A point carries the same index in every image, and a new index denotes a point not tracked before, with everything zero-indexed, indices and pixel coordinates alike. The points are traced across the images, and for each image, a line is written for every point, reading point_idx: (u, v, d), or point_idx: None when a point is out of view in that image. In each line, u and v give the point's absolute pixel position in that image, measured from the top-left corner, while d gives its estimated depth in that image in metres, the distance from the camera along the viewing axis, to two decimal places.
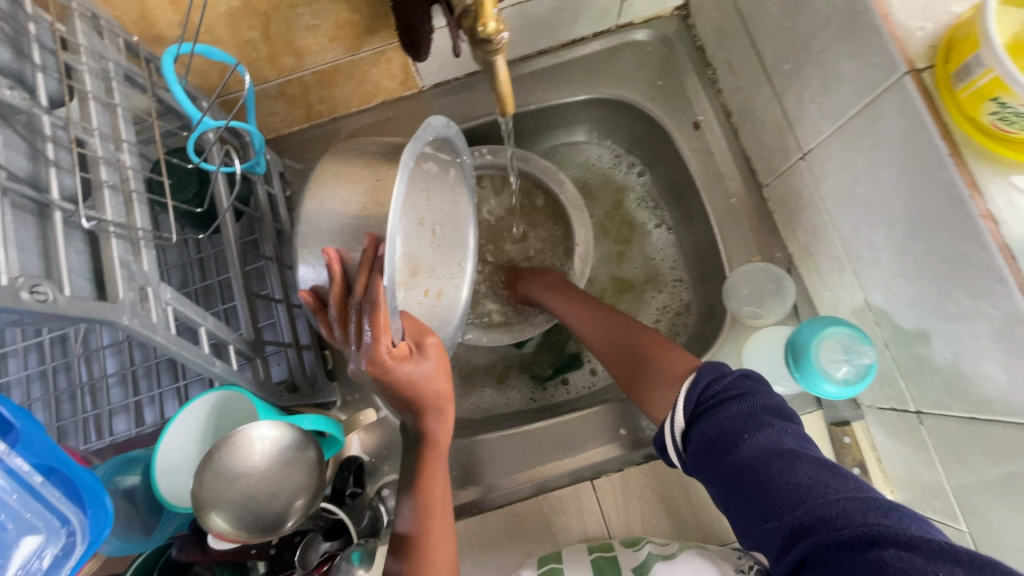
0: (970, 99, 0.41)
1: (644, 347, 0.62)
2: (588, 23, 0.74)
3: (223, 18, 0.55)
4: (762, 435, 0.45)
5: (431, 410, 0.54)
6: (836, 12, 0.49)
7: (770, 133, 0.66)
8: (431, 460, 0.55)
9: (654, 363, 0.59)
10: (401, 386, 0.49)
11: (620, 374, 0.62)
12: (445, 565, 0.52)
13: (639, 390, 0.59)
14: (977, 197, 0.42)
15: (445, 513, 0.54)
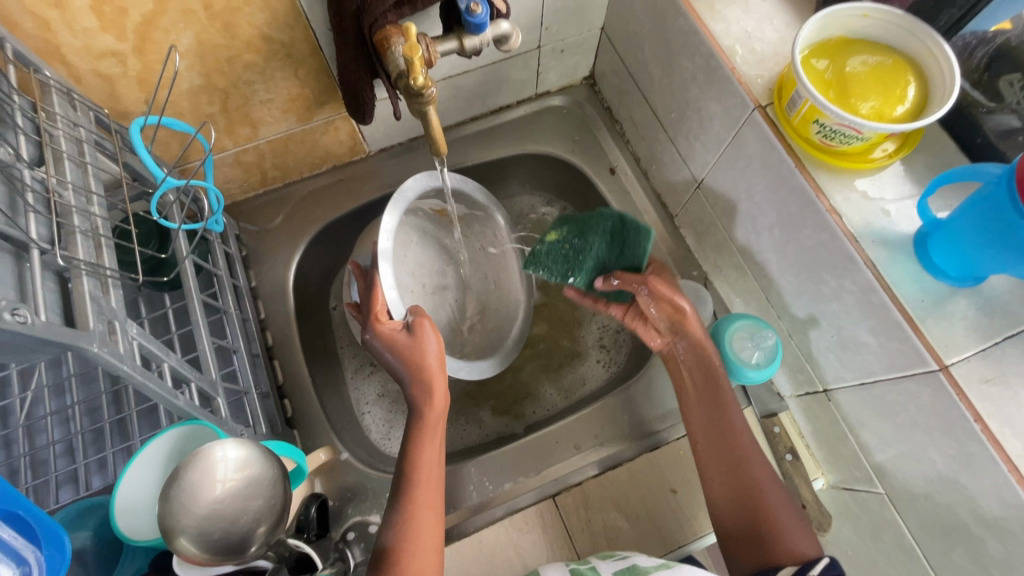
0: (801, 123, 0.53)
1: (753, 479, 0.58)
2: (511, 93, 0.87)
3: (186, 96, 0.62)
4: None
5: (424, 383, 0.62)
6: (699, 70, 0.63)
7: (670, 169, 0.78)
8: (424, 430, 0.61)
9: (772, 530, 0.54)
10: (402, 348, 0.62)
11: (717, 489, 0.59)
12: (427, 533, 0.55)
13: (756, 543, 0.55)
14: (820, 199, 0.52)
15: (433, 483, 0.59)
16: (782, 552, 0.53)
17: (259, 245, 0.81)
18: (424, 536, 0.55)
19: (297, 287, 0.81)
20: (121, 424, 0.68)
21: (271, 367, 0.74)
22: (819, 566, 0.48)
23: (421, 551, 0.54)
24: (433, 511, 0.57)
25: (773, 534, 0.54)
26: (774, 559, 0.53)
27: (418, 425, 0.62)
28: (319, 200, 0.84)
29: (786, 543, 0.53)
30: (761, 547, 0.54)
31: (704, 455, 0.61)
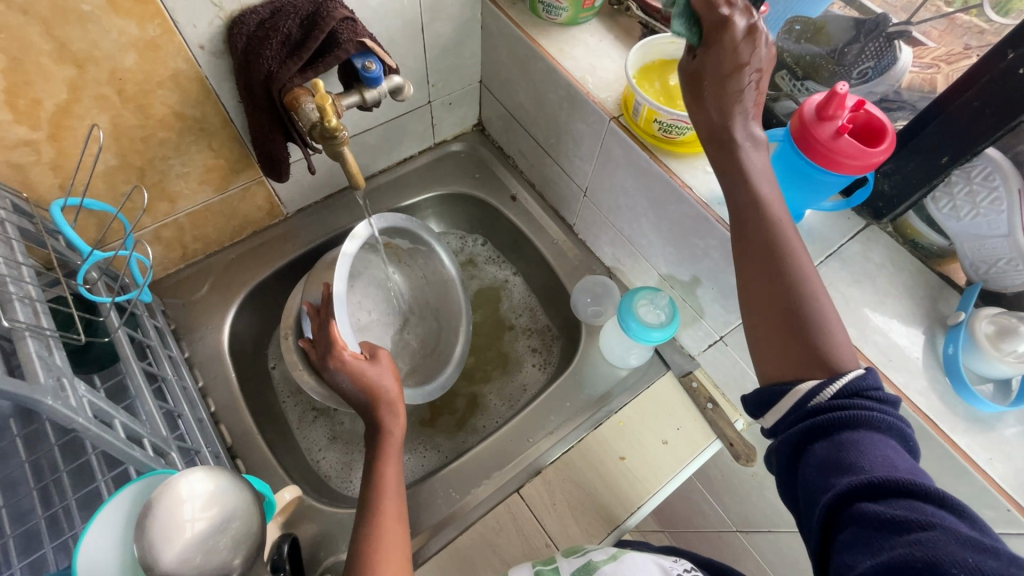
0: (646, 124, 0.67)
1: (805, 293, 0.50)
2: (411, 145, 0.97)
3: (101, 177, 0.65)
4: (866, 447, 0.42)
5: (385, 406, 0.66)
6: (563, 98, 0.77)
7: (560, 185, 0.91)
8: (387, 451, 0.65)
9: (822, 338, 0.48)
10: (365, 376, 0.67)
11: (762, 322, 0.51)
12: (394, 545, 0.58)
13: (795, 346, 0.49)
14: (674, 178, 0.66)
15: (396, 498, 0.62)
16: (825, 363, 0.47)
17: (186, 317, 0.81)
18: (390, 540, 0.58)
19: (232, 350, 0.82)
20: (55, 521, 0.63)
21: (217, 431, 0.74)
22: (842, 382, 0.45)
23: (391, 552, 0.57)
24: (398, 522, 0.60)
25: (825, 343, 0.48)
26: (821, 365, 0.47)
27: (382, 444, 0.65)
28: (242, 265, 0.87)
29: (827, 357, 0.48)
30: (810, 357, 0.48)
31: (751, 300, 0.52)
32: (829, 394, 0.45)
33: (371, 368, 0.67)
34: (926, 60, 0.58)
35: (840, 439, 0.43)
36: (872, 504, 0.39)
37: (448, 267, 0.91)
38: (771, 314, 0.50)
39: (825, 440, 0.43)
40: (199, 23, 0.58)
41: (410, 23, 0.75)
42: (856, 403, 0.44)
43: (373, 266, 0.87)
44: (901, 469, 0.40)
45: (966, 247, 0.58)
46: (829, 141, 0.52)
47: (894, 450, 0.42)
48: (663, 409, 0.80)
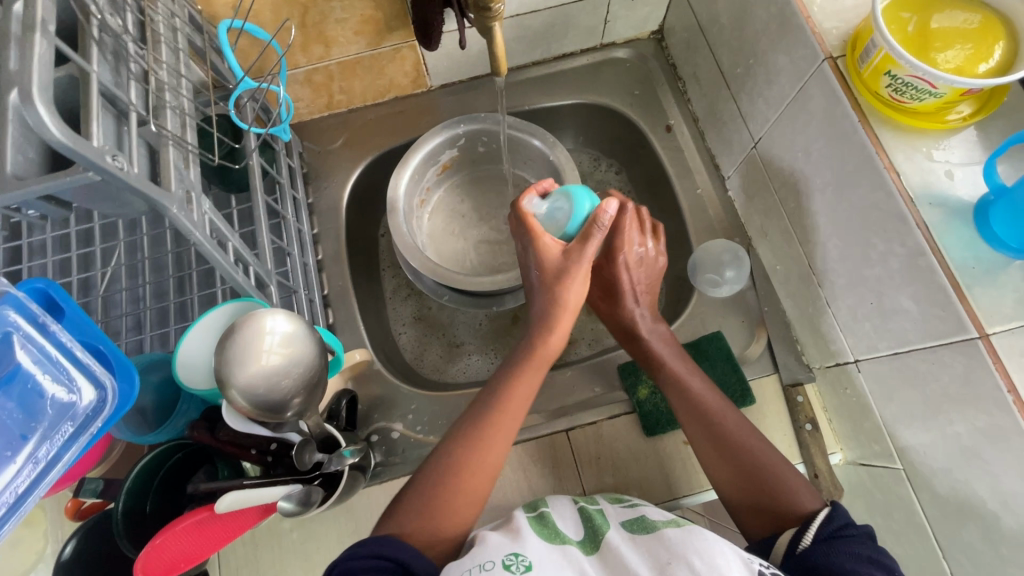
0: (872, 76, 0.51)
1: (744, 442, 0.60)
2: (575, 40, 0.87)
3: (269, 6, 0.66)
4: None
5: (561, 313, 0.62)
6: (773, 19, 0.61)
7: (728, 128, 0.77)
8: (537, 357, 0.62)
9: (776, 497, 0.56)
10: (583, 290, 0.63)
11: (741, 503, 0.58)
12: (465, 503, 0.55)
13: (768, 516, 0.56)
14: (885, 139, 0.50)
15: (515, 414, 0.60)
16: (789, 512, 0.55)
17: (319, 164, 0.85)
18: (460, 495, 0.55)
19: (349, 207, 0.85)
20: (181, 308, 0.75)
21: (318, 277, 0.79)
22: (814, 530, 0.51)
23: (456, 508, 0.54)
24: (482, 480, 0.56)
25: (786, 508, 0.55)
26: (788, 514, 0.55)
27: (536, 349, 0.62)
28: (377, 128, 0.88)
29: (792, 500, 0.56)
30: (779, 505, 0.56)
31: (712, 458, 0.61)
32: (804, 539, 0.51)
33: (561, 261, 0.62)
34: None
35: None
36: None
37: (535, 139, 0.80)
38: (741, 500, 0.58)
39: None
40: None
41: None
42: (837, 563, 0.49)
43: (478, 174, 0.89)
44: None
45: None
46: None
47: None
48: (752, 412, 0.71)
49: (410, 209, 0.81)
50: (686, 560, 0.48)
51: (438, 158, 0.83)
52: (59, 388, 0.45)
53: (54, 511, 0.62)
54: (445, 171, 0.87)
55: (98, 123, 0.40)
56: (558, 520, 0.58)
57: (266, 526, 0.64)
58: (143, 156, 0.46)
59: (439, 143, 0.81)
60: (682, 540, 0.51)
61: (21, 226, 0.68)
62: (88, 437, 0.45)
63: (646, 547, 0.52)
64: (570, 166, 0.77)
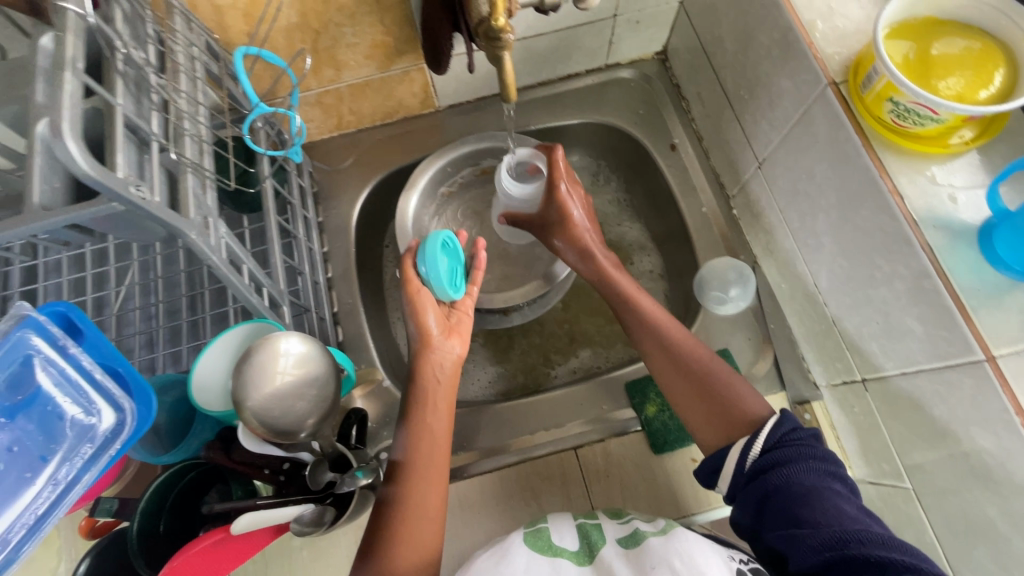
0: (875, 101, 0.52)
1: (685, 351, 0.65)
2: (580, 61, 0.88)
3: (283, 32, 0.68)
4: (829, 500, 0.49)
5: (431, 348, 0.62)
6: (776, 44, 0.62)
7: (733, 148, 0.78)
8: (429, 397, 0.60)
9: (728, 403, 0.60)
10: (415, 295, 0.63)
11: (694, 410, 0.62)
12: (417, 552, 0.54)
13: (724, 421, 0.60)
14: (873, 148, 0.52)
15: (438, 453, 0.59)
16: (739, 418, 0.59)
17: (329, 183, 0.87)
18: (407, 545, 0.53)
19: (358, 225, 0.86)
20: (194, 327, 0.75)
21: (328, 295, 0.80)
22: (766, 436, 0.55)
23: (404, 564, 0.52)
24: (431, 523, 0.55)
25: (730, 404, 0.60)
26: (739, 418, 0.59)
27: (422, 393, 0.61)
28: (386, 147, 0.89)
29: (739, 405, 0.60)
30: (728, 411, 0.60)
31: (660, 368, 0.66)
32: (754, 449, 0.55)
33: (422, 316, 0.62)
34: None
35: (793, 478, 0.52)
36: (833, 544, 0.46)
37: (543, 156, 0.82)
38: (701, 411, 0.61)
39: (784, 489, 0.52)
40: None
41: None
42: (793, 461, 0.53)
43: None
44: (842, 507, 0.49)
45: None
46: None
47: (831, 495, 0.50)
48: None
49: (431, 195, 0.87)
50: (668, 563, 0.50)
51: (479, 162, 0.87)
52: (78, 410, 0.46)
53: (68, 531, 0.62)
54: (484, 176, 0.90)
55: (121, 153, 0.41)
56: (555, 536, 0.58)
57: (277, 545, 0.65)
58: (162, 184, 0.47)
59: (478, 151, 0.85)
60: (666, 548, 0.52)
61: (37, 246, 0.69)
62: (107, 457, 0.45)
63: (637, 560, 0.53)
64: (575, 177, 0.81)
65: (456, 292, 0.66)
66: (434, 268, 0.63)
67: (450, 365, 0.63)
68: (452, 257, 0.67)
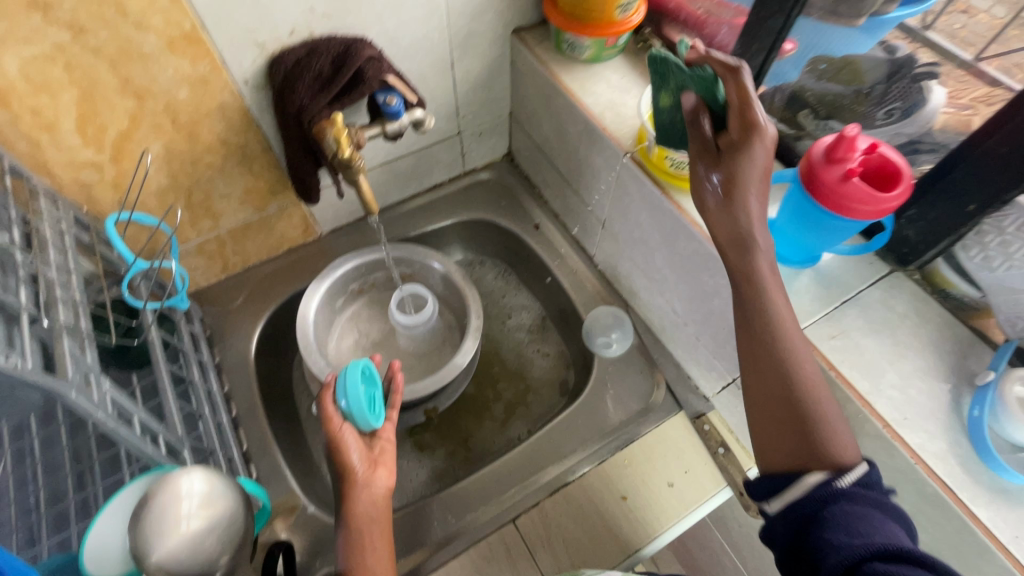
0: (659, 161, 0.67)
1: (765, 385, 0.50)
2: (440, 173, 1.01)
3: (154, 195, 0.73)
4: (882, 527, 0.41)
5: (357, 487, 0.61)
6: (582, 134, 0.78)
7: (581, 216, 0.92)
8: (365, 536, 0.58)
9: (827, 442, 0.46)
10: (337, 432, 0.62)
11: (765, 429, 0.49)
12: None
13: (804, 441, 0.47)
14: (732, 123, 0.52)
15: None
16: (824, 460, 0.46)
17: (222, 324, 0.88)
18: None
19: (258, 358, 0.87)
20: (84, 505, 0.69)
21: (235, 434, 0.78)
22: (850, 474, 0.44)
23: None
24: None
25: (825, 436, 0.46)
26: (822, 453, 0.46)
27: (358, 533, 0.58)
28: (276, 279, 0.93)
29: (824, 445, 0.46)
30: (809, 447, 0.46)
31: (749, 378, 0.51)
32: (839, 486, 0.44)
33: (343, 458, 0.62)
34: (963, 100, 0.54)
35: (845, 507, 0.43)
36: (883, 563, 0.38)
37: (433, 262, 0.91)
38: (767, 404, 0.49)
39: (832, 504, 0.43)
40: (244, 58, 0.65)
41: (439, 60, 0.80)
42: (850, 486, 0.44)
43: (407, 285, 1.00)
44: (901, 542, 0.40)
45: (999, 300, 0.54)
46: (837, 183, 0.49)
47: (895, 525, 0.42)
48: (672, 452, 0.77)
49: (339, 290, 0.91)
50: None
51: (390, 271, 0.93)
52: None
53: None
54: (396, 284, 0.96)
55: None
56: None
57: None
58: (34, 352, 0.47)
59: (376, 263, 0.92)
60: None
61: None
62: None
63: None
64: (466, 281, 0.90)
65: (377, 419, 0.65)
66: (355, 399, 0.62)
67: (380, 497, 0.61)
68: (371, 385, 0.67)
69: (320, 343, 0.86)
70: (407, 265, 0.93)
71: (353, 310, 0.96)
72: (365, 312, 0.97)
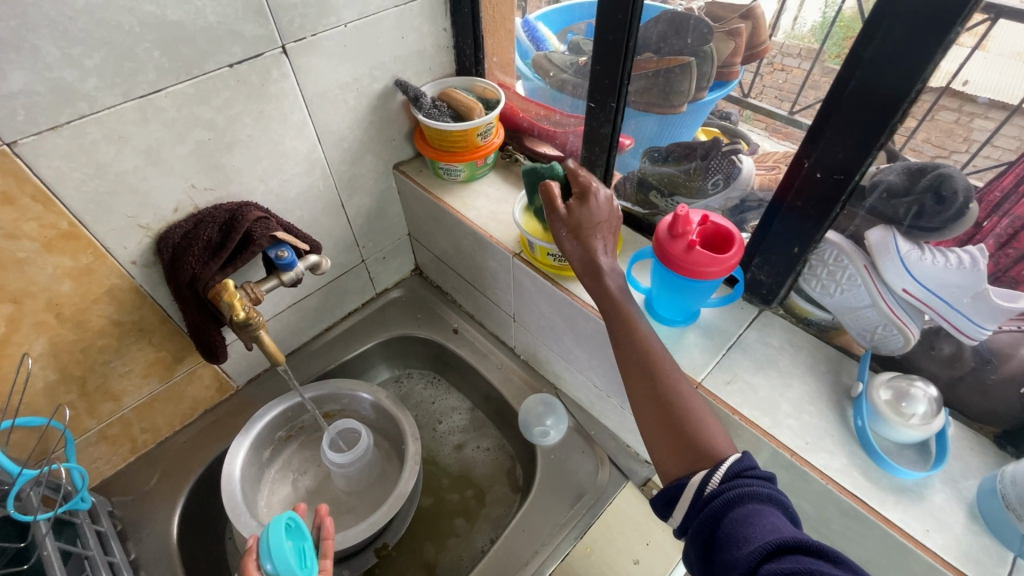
0: (543, 257, 0.74)
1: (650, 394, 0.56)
2: (353, 301, 1.04)
3: (42, 392, 0.69)
4: (762, 522, 0.43)
5: None
6: (474, 243, 0.85)
7: (493, 314, 0.97)
8: None
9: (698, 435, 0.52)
10: None
11: (657, 434, 0.54)
12: None
13: (679, 444, 0.52)
14: (569, 239, 0.64)
15: None
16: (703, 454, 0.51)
17: (136, 512, 0.80)
18: None
19: (182, 542, 0.79)
20: None
21: None
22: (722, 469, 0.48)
23: None
24: None
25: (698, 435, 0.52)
26: (702, 454, 0.51)
27: None
28: (193, 447, 0.88)
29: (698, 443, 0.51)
30: (683, 445, 0.52)
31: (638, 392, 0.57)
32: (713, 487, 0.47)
33: None
34: (768, 163, 0.65)
35: (731, 516, 0.45)
36: (770, 563, 0.40)
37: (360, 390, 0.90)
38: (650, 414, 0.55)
39: (721, 521, 0.45)
40: (128, 241, 0.66)
41: (328, 203, 0.85)
42: (734, 489, 0.46)
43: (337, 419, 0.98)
44: (779, 530, 0.42)
45: (850, 320, 0.62)
46: (684, 255, 0.57)
47: (775, 516, 0.44)
48: (629, 526, 0.78)
49: (266, 441, 0.88)
50: None
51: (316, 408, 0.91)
52: None
53: None
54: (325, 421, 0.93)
55: None
56: None
57: None
58: None
59: (300, 404, 0.89)
60: None
61: None
62: None
63: None
64: (395, 403, 0.89)
65: (309, 572, 0.59)
66: (282, 560, 0.56)
67: None
68: (298, 537, 0.62)
69: (249, 506, 0.80)
70: (333, 400, 0.91)
71: (283, 459, 0.91)
72: (296, 458, 0.92)
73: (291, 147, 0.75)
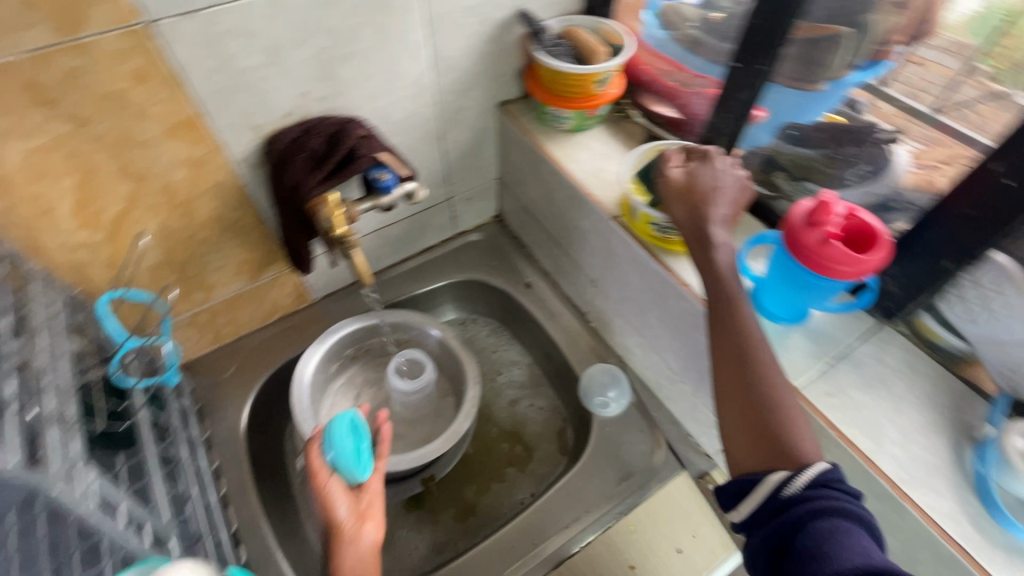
0: (643, 225, 0.69)
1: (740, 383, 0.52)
2: (432, 237, 1.03)
3: (147, 271, 0.73)
4: (848, 541, 0.39)
5: (346, 541, 0.58)
6: (569, 197, 0.81)
7: (572, 275, 0.93)
8: None
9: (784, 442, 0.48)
10: (324, 485, 0.60)
11: (737, 427, 0.51)
12: None
13: (763, 447, 0.48)
14: (678, 201, 0.60)
15: None
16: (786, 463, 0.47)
17: (212, 396, 0.86)
18: None
19: (249, 432, 0.85)
20: None
21: (223, 515, 0.75)
22: (806, 475, 0.44)
23: None
24: None
25: (784, 442, 0.48)
26: (788, 459, 0.47)
27: None
28: (268, 348, 0.92)
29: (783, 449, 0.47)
30: (768, 447, 0.48)
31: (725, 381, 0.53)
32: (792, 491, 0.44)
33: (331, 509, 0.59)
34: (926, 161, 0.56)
35: (812, 528, 0.41)
36: None
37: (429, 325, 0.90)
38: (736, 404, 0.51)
39: (800, 531, 0.42)
40: (241, 140, 0.67)
41: (428, 133, 0.83)
42: (819, 498, 0.42)
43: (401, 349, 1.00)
44: (868, 556, 0.38)
45: (988, 353, 0.55)
46: (817, 246, 0.51)
47: (865, 538, 0.40)
48: (678, 514, 0.75)
49: (334, 356, 0.91)
50: None
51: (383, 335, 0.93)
52: None
53: None
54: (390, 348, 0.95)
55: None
56: None
57: None
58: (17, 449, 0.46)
59: (371, 327, 0.91)
60: None
61: None
62: None
63: None
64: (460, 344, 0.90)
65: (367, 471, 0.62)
66: (341, 450, 0.60)
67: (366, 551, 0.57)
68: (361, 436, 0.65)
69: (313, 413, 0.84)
70: (401, 329, 0.93)
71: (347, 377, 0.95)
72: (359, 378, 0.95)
73: (404, 68, 0.73)
